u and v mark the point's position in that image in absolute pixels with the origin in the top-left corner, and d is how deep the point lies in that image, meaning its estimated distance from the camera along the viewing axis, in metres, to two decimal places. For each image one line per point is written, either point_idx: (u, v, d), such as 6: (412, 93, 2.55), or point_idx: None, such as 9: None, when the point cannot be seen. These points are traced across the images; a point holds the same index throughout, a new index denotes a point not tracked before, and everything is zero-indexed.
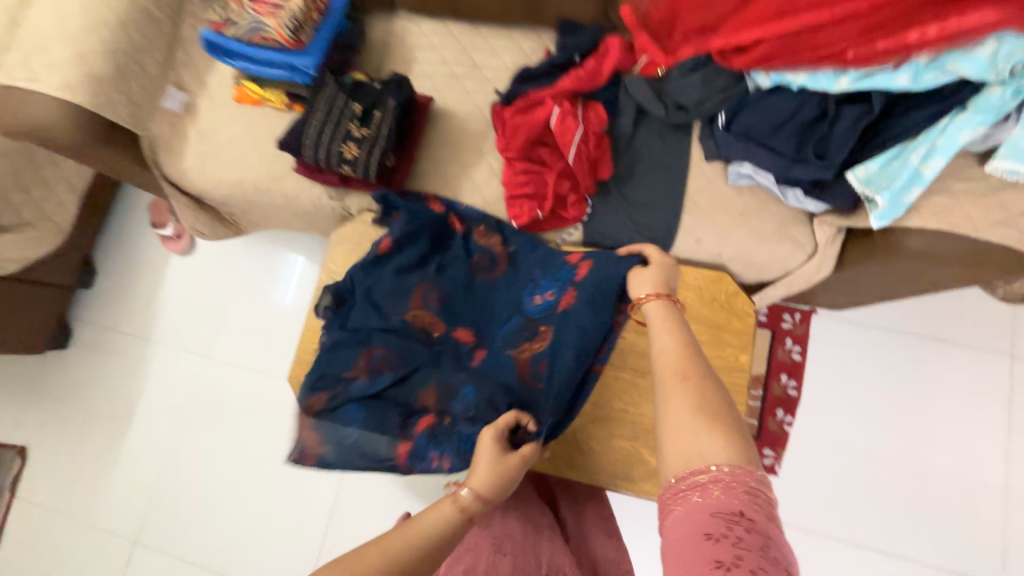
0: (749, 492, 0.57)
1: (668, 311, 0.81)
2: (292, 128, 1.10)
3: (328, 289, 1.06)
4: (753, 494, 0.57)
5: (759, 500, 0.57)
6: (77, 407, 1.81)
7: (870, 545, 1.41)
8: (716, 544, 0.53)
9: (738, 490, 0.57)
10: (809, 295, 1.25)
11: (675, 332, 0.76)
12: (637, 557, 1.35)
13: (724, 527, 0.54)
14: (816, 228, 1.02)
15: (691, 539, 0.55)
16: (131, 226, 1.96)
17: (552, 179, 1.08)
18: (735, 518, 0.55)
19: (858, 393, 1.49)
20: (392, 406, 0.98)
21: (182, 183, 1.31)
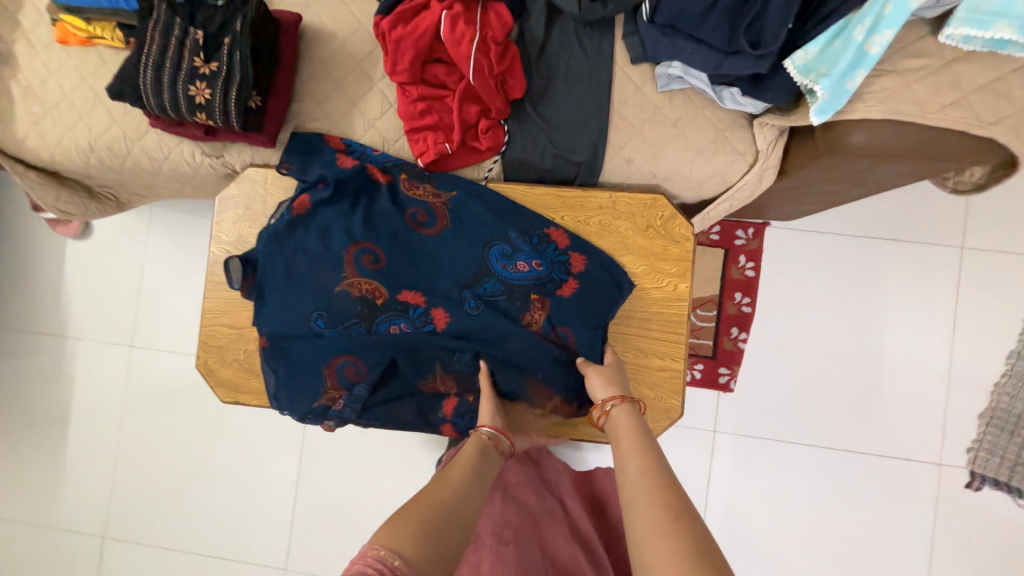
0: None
1: (627, 421, 0.80)
2: (122, 71, 0.89)
3: (237, 259, 0.94)
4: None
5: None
6: (6, 414, 1.68)
7: (824, 444, 1.46)
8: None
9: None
10: (755, 208, 1.15)
11: (645, 456, 0.73)
12: None
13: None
14: (756, 131, 0.89)
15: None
16: (10, 213, 1.70)
17: (455, 104, 0.92)
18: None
19: (811, 303, 1.47)
20: (402, 399, 0.96)
21: (23, 155, 1.08)
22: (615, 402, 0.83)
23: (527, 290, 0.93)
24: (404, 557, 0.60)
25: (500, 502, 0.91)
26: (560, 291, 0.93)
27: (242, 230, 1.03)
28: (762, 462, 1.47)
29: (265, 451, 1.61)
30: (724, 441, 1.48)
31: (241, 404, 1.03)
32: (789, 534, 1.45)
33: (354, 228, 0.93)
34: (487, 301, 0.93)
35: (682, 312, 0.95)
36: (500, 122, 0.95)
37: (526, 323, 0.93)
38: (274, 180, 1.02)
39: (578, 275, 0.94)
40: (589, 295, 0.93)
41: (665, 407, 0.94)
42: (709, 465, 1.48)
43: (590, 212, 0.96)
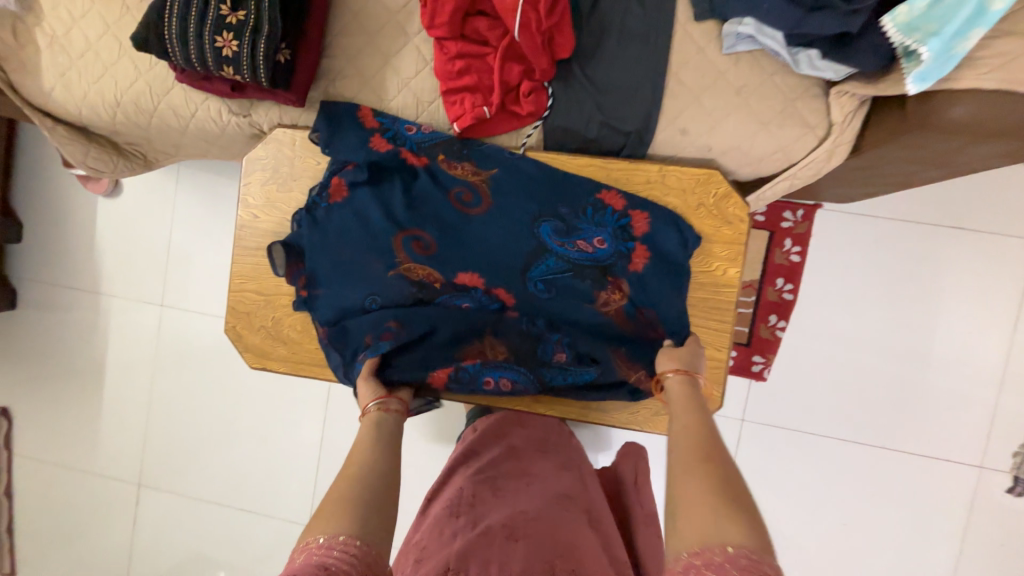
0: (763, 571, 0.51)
1: (687, 392, 0.76)
2: (145, 18, 0.84)
3: (275, 246, 0.92)
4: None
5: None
6: (45, 364, 1.74)
7: (859, 440, 1.40)
8: None
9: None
10: (814, 189, 1.06)
11: (698, 411, 0.72)
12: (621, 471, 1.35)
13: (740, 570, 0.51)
14: (833, 101, 0.80)
15: None
16: (43, 168, 1.70)
17: (497, 63, 0.84)
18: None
19: (860, 293, 1.38)
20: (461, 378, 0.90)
21: (52, 107, 1.06)
22: (673, 372, 0.80)
23: (599, 269, 0.88)
24: (349, 530, 0.62)
25: (515, 494, 0.89)
26: (632, 267, 0.88)
27: (270, 193, 1.00)
28: (790, 454, 1.43)
29: (289, 413, 1.64)
30: (751, 429, 1.44)
31: (268, 371, 1.02)
32: (812, 526, 1.42)
33: (396, 213, 0.92)
34: (556, 281, 0.89)
35: (730, 298, 0.89)
36: (543, 85, 0.88)
37: (603, 305, 0.89)
38: (302, 142, 0.97)
39: (642, 237, 0.88)
40: (660, 261, 0.87)
41: (708, 398, 0.88)
42: (735, 454, 1.44)
43: (650, 186, 0.88)
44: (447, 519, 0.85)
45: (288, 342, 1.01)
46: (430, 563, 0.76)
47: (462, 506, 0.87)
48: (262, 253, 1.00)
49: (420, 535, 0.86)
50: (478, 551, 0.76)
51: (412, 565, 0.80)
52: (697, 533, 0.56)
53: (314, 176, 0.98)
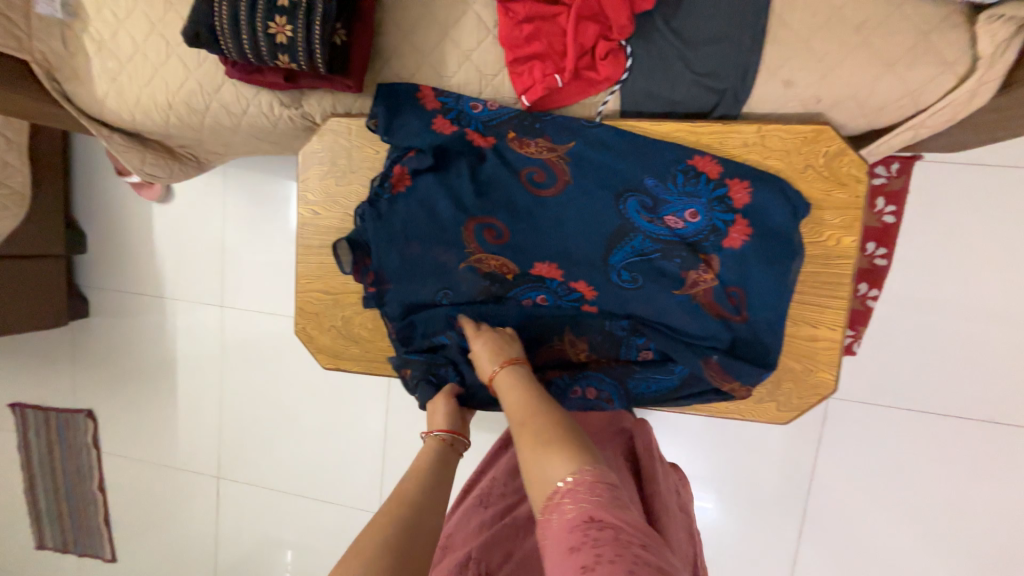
0: (596, 489, 0.54)
1: (515, 379, 0.75)
2: (194, 12, 0.79)
3: (342, 242, 0.88)
4: (607, 496, 0.54)
5: (616, 501, 0.53)
6: (120, 367, 1.81)
7: (961, 414, 1.28)
8: (592, 520, 0.51)
9: (591, 496, 0.54)
10: (930, 139, 0.92)
11: (526, 390, 0.72)
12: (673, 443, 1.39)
13: (587, 508, 0.53)
14: (982, 28, 0.67)
15: (575, 529, 0.51)
16: (98, 178, 1.73)
17: (570, 24, 0.76)
18: (586, 529, 0.50)
19: (965, 253, 1.23)
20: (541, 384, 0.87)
21: (105, 115, 1.04)
22: (496, 370, 0.77)
23: (688, 247, 0.79)
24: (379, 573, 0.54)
25: None
26: (726, 245, 0.78)
27: (329, 187, 0.95)
28: (885, 431, 1.32)
29: (352, 406, 1.65)
30: (839, 407, 1.33)
31: (341, 370, 1.00)
32: (906, 507, 1.32)
33: (465, 199, 0.86)
34: (642, 264, 0.81)
35: (845, 271, 0.79)
36: (621, 44, 0.78)
37: (691, 291, 0.80)
38: (359, 130, 0.92)
39: (743, 209, 0.77)
40: (761, 236, 0.77)
41: (820, 381, 0.81)
42: (820, 434, 1.35)
43: (746, 150, 0.78)
44: (476, 509, 0.85)
45: (359, 340, 0.98)
46: (456, 552, 0.77)
47: (492, 497, 0.87)
48: (326, 251, 0.97)
49: (452, 522, 0.87)
50: (503, 543, 0.76)
51: (442, 552, 0.81)
52: (539, 487, 0.58)
53: (373, 167, 0.93)
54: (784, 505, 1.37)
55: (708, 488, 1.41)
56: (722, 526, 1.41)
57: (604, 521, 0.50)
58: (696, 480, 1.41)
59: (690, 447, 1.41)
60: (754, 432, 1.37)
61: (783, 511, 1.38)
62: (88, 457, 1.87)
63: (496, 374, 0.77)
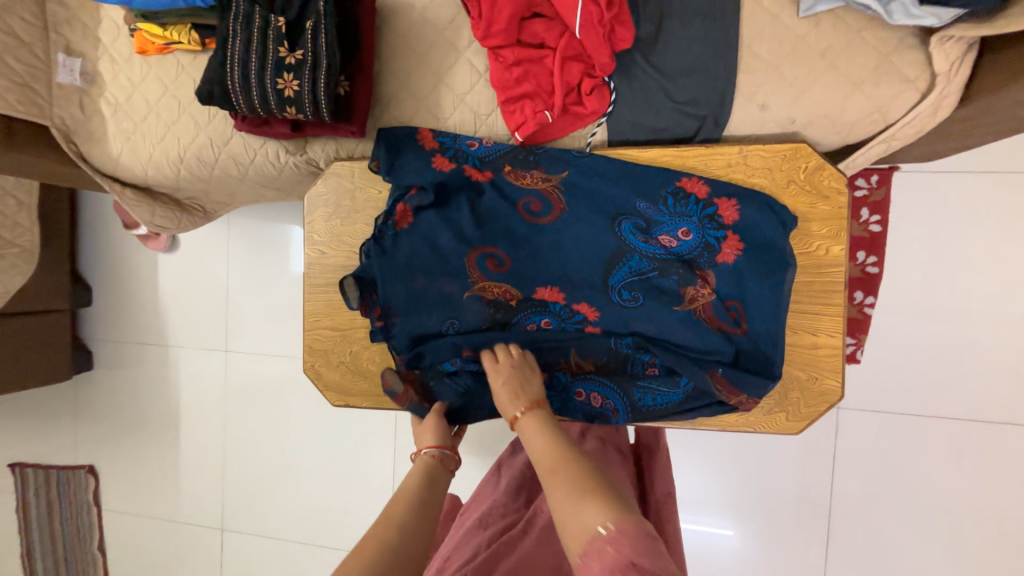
0: (637, 537, 0.52)
1: (542, 422, 0.72)
2: (208, 72, 0.85)
3: (349, 278, 0.88)
4: (650, 545, 0.52)
5: (659, 550, 0.52)
6: (123, 419, 1.79)
7: (973, 418, 1.27)
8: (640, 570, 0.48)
9: (633, 541, 0.51)
10: (906, 150, 0.97)
11: (554, 433, 0.70)
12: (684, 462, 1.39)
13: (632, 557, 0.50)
14: (936, 49, 0.72)
15: None
16: (106, 231, 1.78)
17: (557, 65, 0.82)
18: None
19: (954, 257, 1.26)
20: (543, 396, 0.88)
21: (118, 172, 1.09)
22: (518, 416, 0.75)
23: (684, 264, 0.82)
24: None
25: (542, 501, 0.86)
26: (720, 261, 0.81)
27: (334, 227, 0.99)
28: (898, 440, 1.31)
29: (360, 445, 1.63)
30: (849, 419, 1.32)
31: (350, 407, 1.00)
32: (930, 517, 1.29)
33: (466, 232, 0.89)
34: (640, 284, 0.84)
35: (838, 279, 0.81)
36: (604, 80, 0.84)
37: (691, 307, 0.82)
38: (362, 172, 0.97)
39: (733, 226, 0.81)
40: (753, 252, 0.80)
41: (826, 390, 0.82)
42: (834, 447, 1.33)
43: (732, 172, 0.83)
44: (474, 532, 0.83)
45: (368, 375, 0.99)
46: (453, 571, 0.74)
47: (491, 519, 0.85)
48: (333, 289, 0.99)
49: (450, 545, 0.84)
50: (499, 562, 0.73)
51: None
52: (574, 534, 0.55)
53: (376, 205, 0.97)
54: (805, 523, 1.34)
55: (726, 510, 1.38)
56: (744, 549, 1.37)
57: (651, 572, 0.48)
58: (713, 502, 1.38)
59: (704, 467, 1.39)
60: (768, 448, 1.35)
61: (804, 530, 1.34)
62: (88, 515, 1.82)
63: (519, 419, 0.75)
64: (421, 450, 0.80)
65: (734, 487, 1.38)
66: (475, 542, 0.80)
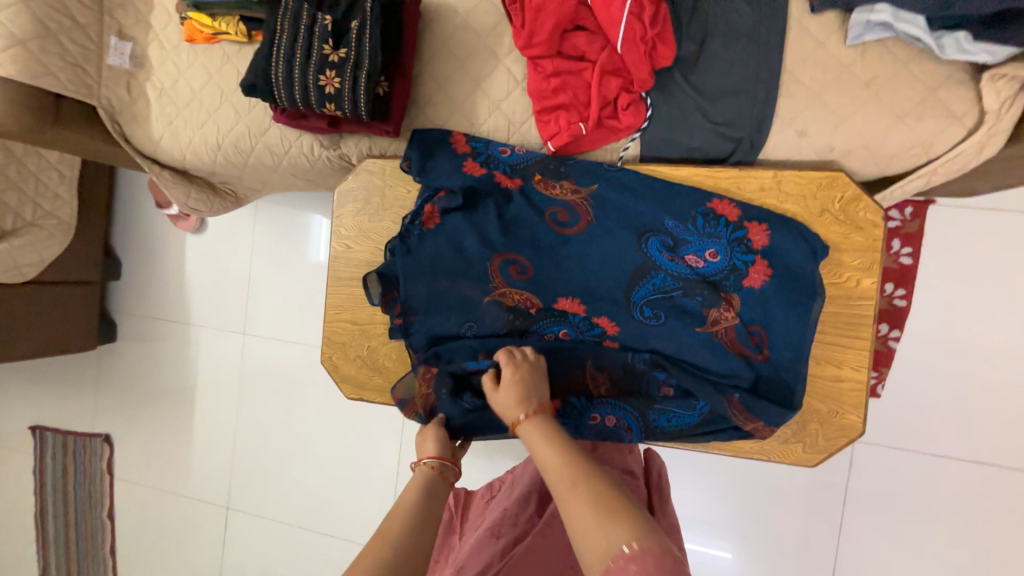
0: (664, 561, 0.49)
1: (545, 428, 0.70)
2: (253, 65, 0.87)
3: (373, 274, 0.89)
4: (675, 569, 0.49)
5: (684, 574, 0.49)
6: (141, 392, 1.84)
7: (995, 463, 1.23)
8: None
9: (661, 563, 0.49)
10: (945, 185, 0.95)
11: (563, 443, 0.66)
12: (692, 481, 1.38)
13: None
14: (985, 86, 0.71)
15: None
16: (139, 208, 1.84)
17: (596, 78, 0.82)
18: None
19: (986, 296, 1.22)
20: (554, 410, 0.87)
21: (157, 154, 1.12)
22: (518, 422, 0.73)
23: (709, 285, 0.81)
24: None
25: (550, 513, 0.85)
26: (746, 285, 0.80)
27: (362, 223, 1.00)
28: (916, 480, 1.27)
29: (367, 437, 1.65)
30: (865, 453, 1.30)
31: (364, 400, 1.01)
32: (942, 562, 1.25)
33: (491, 237, 0.90)
34: (662, 302, 0.83)
35: (866, 312, 0.80)
36: (641, 96, 0.84)
37: (713, 329, 0.81)
38: (392, 171, 0.98)
39: (762, 251, 0.80)
40: (781, 277, 0.79)
41: (847, 423, 0.80)
42: (846, 480, 1.30)
43: (766, 197, 0.82)
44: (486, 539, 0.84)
45: (383, 371, 1.00)
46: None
47: (503, 527, 0.84)
48: (356, 283, 1.01)
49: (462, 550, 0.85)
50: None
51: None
52: (596, 553, 0.52)
53: (404, 205, 0.98)
54: (812, 555, 1.31)
55: (731, 534, 1.36)
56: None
57: None
58: (718, 525, 1.36)
59: (711, 489, 1.37)
60: (777, 475, 1.33)
61: (812, 561, 1.31)
62: (101, 482, 1.87)
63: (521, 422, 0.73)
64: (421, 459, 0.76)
65: (740, 513, 1.36)
66: (487, 554, 0.80)
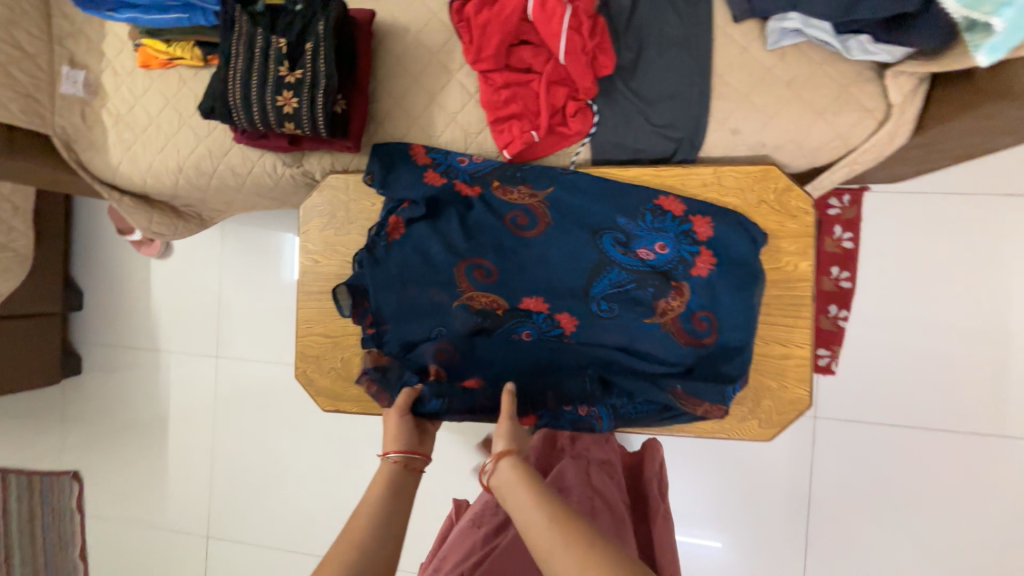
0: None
1: (518, 475, 0.69)
2: (211, 89, 0.89)
3: (343, 286, 0.92)
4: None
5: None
6: (110, 423, 1.79)
7: (940, 427, 1.33)
8: None
9: None
10: (870, 173, 1.04)
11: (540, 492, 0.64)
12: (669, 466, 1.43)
13: None
14: (890, 82, 0.79)
15: None
16: (99, 236, 1.79)
17: (543, 88, 0.87)
18: None
19: (921, 273, 1.32)
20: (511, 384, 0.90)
21: (116, 179, 1.12)
22: (493, 464, 0.72)
23: (660, 276, 0.87)
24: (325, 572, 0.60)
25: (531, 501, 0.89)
26: (693, 273, 0.86)
27: (328, 237, 1.02)
28: (874, 448, 1.35)
29: (349, 451, 1.64)
30: (826, 427, 1.37)
31: (340, 412, 1.03)
32: (903, 523, 1.34)
33: (455, 243, 0.93)
34: (618, 294, 0.88)
35: (806, 293, 0.86)
36: (588, 103, 0.89)
37: (665, 317, 0.86)
38: (356, 185, 1.01)
39: (707, 242, 0.86)
40: (724, 265, 0.85)
41: (795, 397, 0.87)
42: (811, 453, 1.38)
43: (708, 192, 0.88)
44: (469, 530, 0.88)
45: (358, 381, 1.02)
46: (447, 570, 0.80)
47: (484, 518, 0.89)
48: (326, 296, 1.02)
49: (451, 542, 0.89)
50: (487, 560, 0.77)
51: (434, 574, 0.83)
52: None
53: (369, 217, 1.01)
54: (785, 529, 1.38)
55: (708, 515, 1.41)
56: (726, 553, 1.40)
57: None
58: (697, 507, 1.42)
59: (688, 474, 1.42)
60: (747, 454, 1.40)
61: (785, 536, 1.38)
62: (71, 521, 1.80)
63: (491, 469, 0.72)
64: (388, 452, 0.78)
65: (716, 494, 1.41)
66: (470, 542, 0.84)
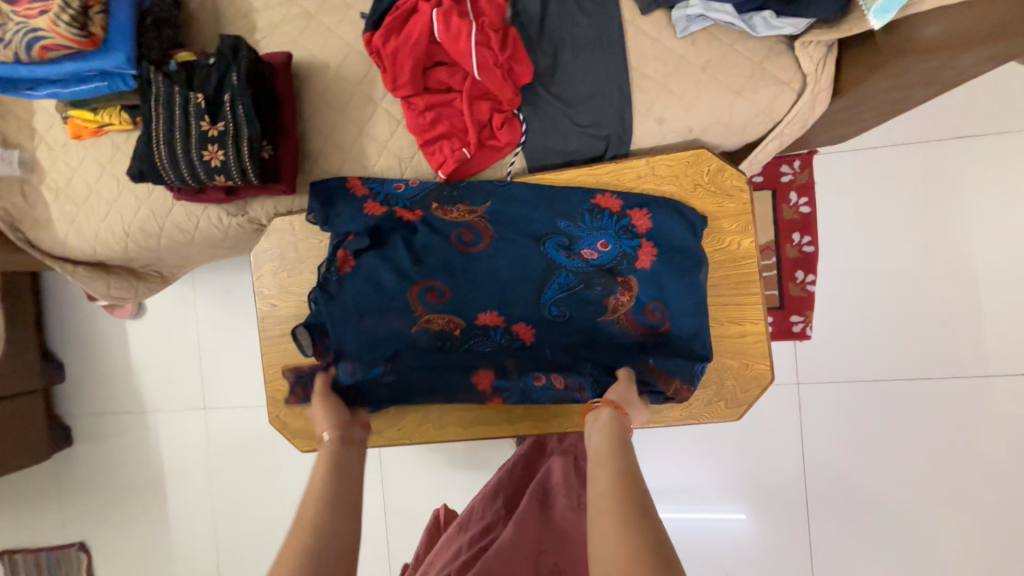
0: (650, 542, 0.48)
1: (612, 431, 0.69)
2: (138, 153, 0.89)
3: (301, 326, 0.86)
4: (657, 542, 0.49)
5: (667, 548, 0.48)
6: (108, 489, 1.78)
7: (921, 375, 1.33)
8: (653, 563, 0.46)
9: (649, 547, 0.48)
10: (807, 139, 1.04)
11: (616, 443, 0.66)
12: (663, 452, 1.43)
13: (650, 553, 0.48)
14: (800, 52, 0.80)
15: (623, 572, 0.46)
16: (71, 305, 1.79)
17: (465, 106, 0.87)
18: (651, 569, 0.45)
19: (880, 226, 1.33)
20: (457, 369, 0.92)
21: (66, 252, 1.12)
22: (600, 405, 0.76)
23: (606, 274, 0.88)
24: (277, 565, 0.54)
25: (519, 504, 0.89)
26: (638, 266, 0.87)
27: (282, 280, 1.02)
28: (861, 406, 1.36)
29: None
30: (811, 392, 1.38)
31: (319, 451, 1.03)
32: (898, 476, 1.34)
33: (406, 269, 0.91)
34: (570, 296, 0.89)
35: (752, 270, 0.87)
36: (513, 114, 0.90)
37: (618, 310, 0.87)
38: (302, 225, 1.01)
39: (647, 233, 0.87)
40: (666, 253, 0.87)
41: (759, 372, 0.87)
42: (799, 419, 1.38)
43: (644, 183, 0.89)
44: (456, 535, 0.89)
45: None
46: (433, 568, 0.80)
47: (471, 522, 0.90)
48: (288, 338, 1.02)
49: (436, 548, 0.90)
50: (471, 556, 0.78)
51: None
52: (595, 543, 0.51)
53: (319, 254, 1.01)
54: (786, 498, 1.38)
55: (708, 496, 1.41)
56: (731, 531, 1.40)
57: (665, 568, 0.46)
58: (697, 490, 1.42)
59: (682, 458, 1.42)
60: (738, 429, 1.40)
61: (787, 503, 1.38)
62: None
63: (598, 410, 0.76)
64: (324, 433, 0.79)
65: (713, 473, 1.41)
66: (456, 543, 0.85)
